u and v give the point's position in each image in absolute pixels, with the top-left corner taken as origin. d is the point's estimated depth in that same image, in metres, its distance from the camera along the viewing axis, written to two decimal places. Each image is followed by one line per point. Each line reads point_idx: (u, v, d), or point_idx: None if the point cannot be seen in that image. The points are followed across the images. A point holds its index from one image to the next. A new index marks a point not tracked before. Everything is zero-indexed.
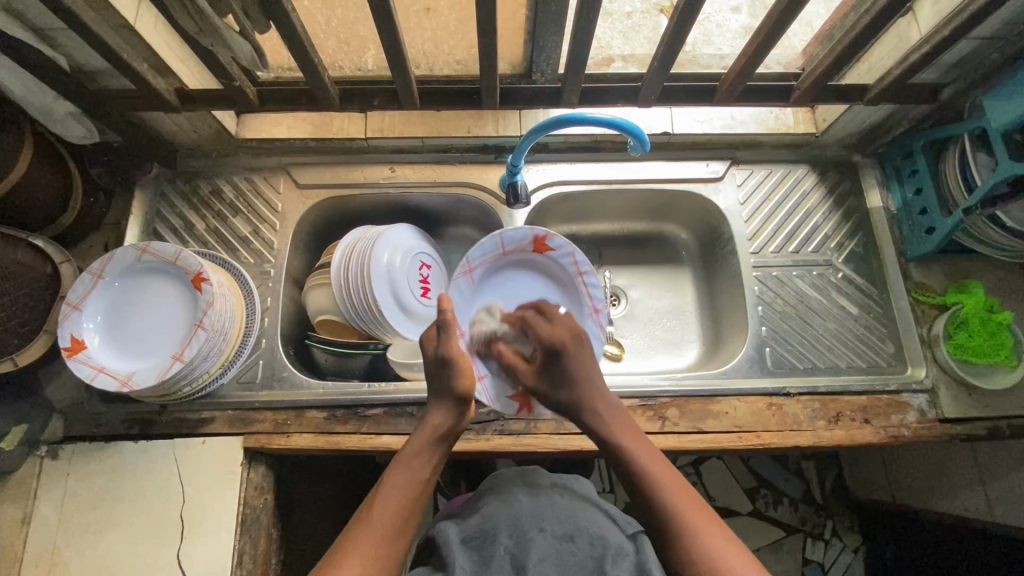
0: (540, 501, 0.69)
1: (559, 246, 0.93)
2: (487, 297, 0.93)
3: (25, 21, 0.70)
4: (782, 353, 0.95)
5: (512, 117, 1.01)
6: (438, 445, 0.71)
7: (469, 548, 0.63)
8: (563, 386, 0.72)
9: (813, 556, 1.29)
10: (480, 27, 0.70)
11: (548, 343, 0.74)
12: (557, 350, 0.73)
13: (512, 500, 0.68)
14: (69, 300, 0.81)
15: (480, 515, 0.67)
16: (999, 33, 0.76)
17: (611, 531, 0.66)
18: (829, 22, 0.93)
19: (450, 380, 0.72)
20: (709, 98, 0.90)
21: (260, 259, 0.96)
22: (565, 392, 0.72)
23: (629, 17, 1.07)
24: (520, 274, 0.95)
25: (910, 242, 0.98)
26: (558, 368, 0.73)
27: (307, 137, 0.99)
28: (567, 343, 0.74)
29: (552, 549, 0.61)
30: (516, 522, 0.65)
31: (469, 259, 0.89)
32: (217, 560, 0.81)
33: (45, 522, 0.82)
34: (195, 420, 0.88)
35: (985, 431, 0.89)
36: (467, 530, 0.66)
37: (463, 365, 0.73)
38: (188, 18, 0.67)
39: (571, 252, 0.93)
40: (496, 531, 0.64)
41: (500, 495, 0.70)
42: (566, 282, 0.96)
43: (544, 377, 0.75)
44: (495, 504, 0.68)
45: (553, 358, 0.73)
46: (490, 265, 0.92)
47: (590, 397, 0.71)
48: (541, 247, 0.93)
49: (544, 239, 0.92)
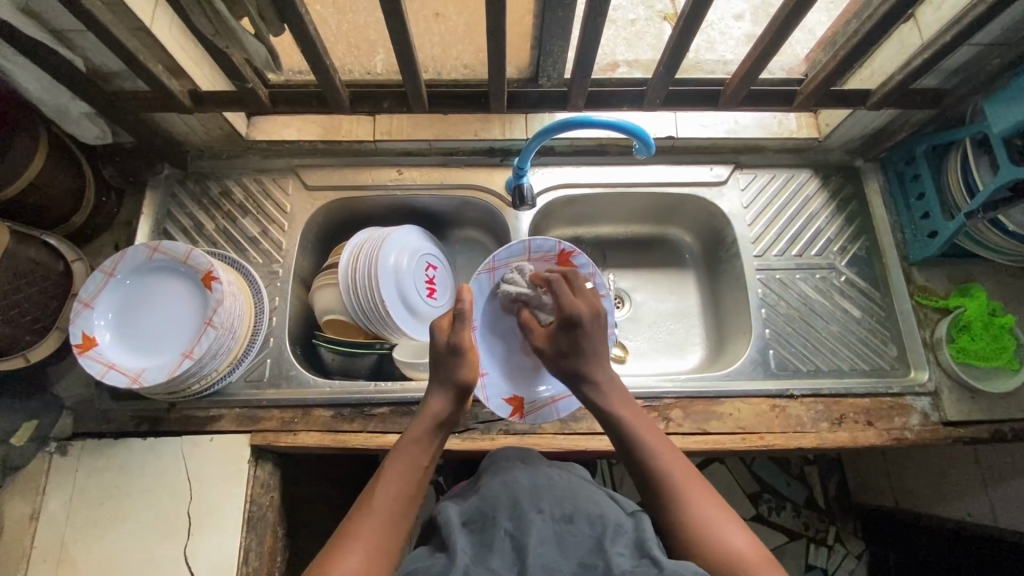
0: (538, 484, 0.68)
1: (583, 264, 0.89)
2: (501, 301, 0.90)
3: (44, 22, 0.72)
4: (786, 355, 0.95)
5: (518, 121, 1.02)
6: (436, 432, 0.72)
7: (470, 532, 0.63)
8: (572, 356, 0.75)
9: (816, 562, 1.28)
10: (489, 30, 0.72)
11: (568, 314, 0.75)
12: (574, 323, 0.75)
13: (510, 481, 0.68)
14: (81, 298, 0.82)
15: (479, 496, 0.67)
16: (1000, 40, 0.77)
17: (610, 508, 0.65)
18: (832, 29, 0.94)
19: (455, 368, 0.74)
20: (714, 103, 0.91)
21: (268, 260, 0.97)
22: (572, 361, 0.76)
23: (633, 24, 1.08)
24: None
25: (912, 245, 0.98)
26: (572, 340, 0.75)
27: (315, 139, 1.00)
28: (585, 317, 0.75)
29: (551, 529, 0.61)
30: (515, 502, 0.64)
31: (495, 259, 0.87)
32: (224, 555, 0.82)
33: (54, 517, 0.83)
34: (204, 417, 0.89)
35: (988, 434, 0.90)
36: (467, 512, 0.65)
37: (471, 356, 0.75)
38: (205, 21, 0.68)
39: (592, 273, 0.90)
40: (495, 513, 0.63)
41: (497, 476, 0.70)
42: None
43: (555, 343, 0.77)
44: (494, 486, 0.68)
45: (568, 329, 0.75)
46: None
47: (593, 371, 0.75)
48: (564, 262, 0.89)
49: (569, 254, 0.89)
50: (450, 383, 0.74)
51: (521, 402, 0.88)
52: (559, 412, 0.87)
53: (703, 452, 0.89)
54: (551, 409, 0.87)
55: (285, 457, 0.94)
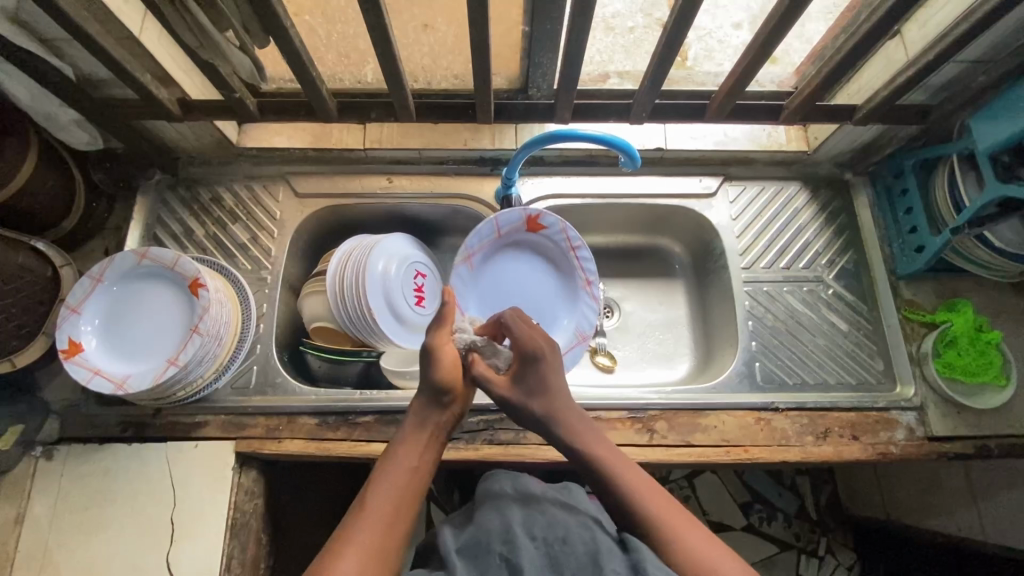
0: (525, 504, 0.77)
1: (551, 223, 0.96)
2: (489, 281, 0.98)
3: (33, 32, 0.72)
4: (772, 368, 0.95)
5: (509, 130, 1.02)
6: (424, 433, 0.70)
7: (461, 562, 0.71)
8: (540, 395, 0.73)
9: (807, 574, 1.27)
10: (474, 44, 0.72)
11: (526, 346, 0.75)
12: (532, 360, 0.75)
13: (497, 506, 0.76)
14: (68, 303, 0.83)
15: (472, 529, 0.74)
16: (984, 57, 0.77)
17: (596, 521, 0.76)
18: (821, 42, 0.94)
19: (430, 370, 0.73)
20: (701, 115, 0.92)
21: (257, 267, 0.98)
22: (543, 399, 0.73)
23: (631, 33, 1.06)
24: (513, 251, 0.99)
25: (900, 259, 0.98)
26: (535, 374, 0.74)
27: (306, 147, 1.01)
28: (544, 350, 0.76)
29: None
30: (505, 526, 0.73)
31: (467, 248, 0.95)
32: (205, 562, 0.82)
33: (38, 522, 0.83)
34: (189, 424, 0.89)
35: (973, 450, 0.90)
36: (458, 544, 0.73)
37: (442, 355, 0.74)
38: (191, 33, 0.69)
39: (564, 230, 0.97)
40: (485, 538, 0.72)
41: (485, 501, 0.76)
42: (560, 257, 1.00)
43: (520, 385, 0.75)
44: (487, 517, 0.76)
45: (530, 362, 0.75)
46: (487, 251, 0.97)
47: (563, 408, 0.72)
48: (534, 226, 0.97)
49: (537, 218, 0.96)
50: (427, 385, 0.73)
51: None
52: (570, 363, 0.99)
53: (687, 464, 0.89)
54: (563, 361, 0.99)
55: (270, 463, 0.94)
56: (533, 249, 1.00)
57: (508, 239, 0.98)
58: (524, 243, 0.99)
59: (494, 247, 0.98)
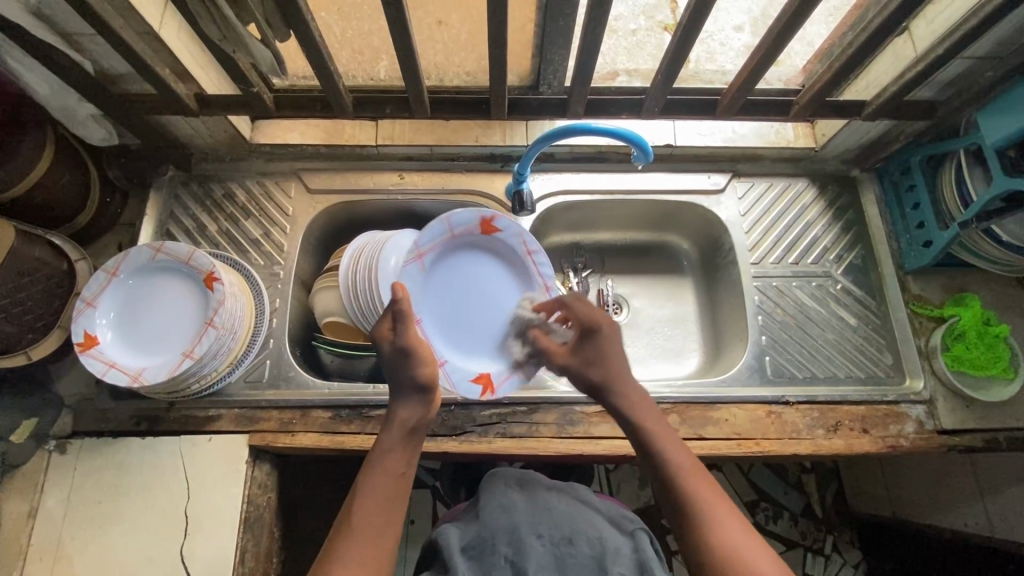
0: (536, 506, 0.75)
1: (507, 226, 0.89)
2: (438, 287, 0.86)
3: (55, 26, 0.73)
4: (782, 362, 0.96)
5: (519, 128, 1.03)
6: (409, 436, 0.70)
7: (469, 557, 0.70)
8: (596, 366, 0.76)
9: (813, 572, 1.28)
10: (492, 38, 0.73)
11: (586, 323, 0.77)
12: (591, 333, 0.77)
13: (509, 508, 0.74)
14: (84, 297, 0.83)
15: (480, 523, 0.74)
16: (992, 53, 0.78)
17: (608, 530, 0.73)
18: (828, 40, 0.96)
19: (412, 369, 0.71)
20: (712, 112, 0.92)
21: (270, 262, 0.98)
22: (597, 370, 0.76)
23: (633, 35, 1.09)
24: (473, 258, 0.88)
25: (907, 254, 0.99)
26: (593, 348, 0.76)
27: (318, 143, 1.02)
28: (601, 327, 0.77)
29: (551, 553, 0.69)
30: (515, 528, 0.71)
31: (418, 245, 0.83)
32: (218, 555, 0.82)
33: (51, 515, 0.83)
34: (202, 417, 0.89)
35: (982, 443, 0.91)
36: (467, 539, 0.73)
37: (424, 352, 0.72)
38: (214, 26, 0.70)
39: (520, 233, 0.89)
40: (494, 539, 0.70)
41: (497, 501, 0.76)
42: (516, 262, 0.91)
43: (578, 355, 0.77)
44: (491, 511, 0.74)
45: (587, 336, 0.77)
46: (440, 251, 0.86)
47: (617, 379, 0.75)
48: (488, 229, 0.88)
49: (492, 220, 0.88)
50: (411, 385, 0.72)
51: (490, 379, 0.86)
52: (529, 376, 0.87)
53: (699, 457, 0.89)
54: (523, 375, 0.87)
55: (282, 457, 0.94)
56: (490, 253, 0.90)
57: (461, 241, 0.87)
58: (478, 247, 0.89)
59: (449, 249, 0.87)
